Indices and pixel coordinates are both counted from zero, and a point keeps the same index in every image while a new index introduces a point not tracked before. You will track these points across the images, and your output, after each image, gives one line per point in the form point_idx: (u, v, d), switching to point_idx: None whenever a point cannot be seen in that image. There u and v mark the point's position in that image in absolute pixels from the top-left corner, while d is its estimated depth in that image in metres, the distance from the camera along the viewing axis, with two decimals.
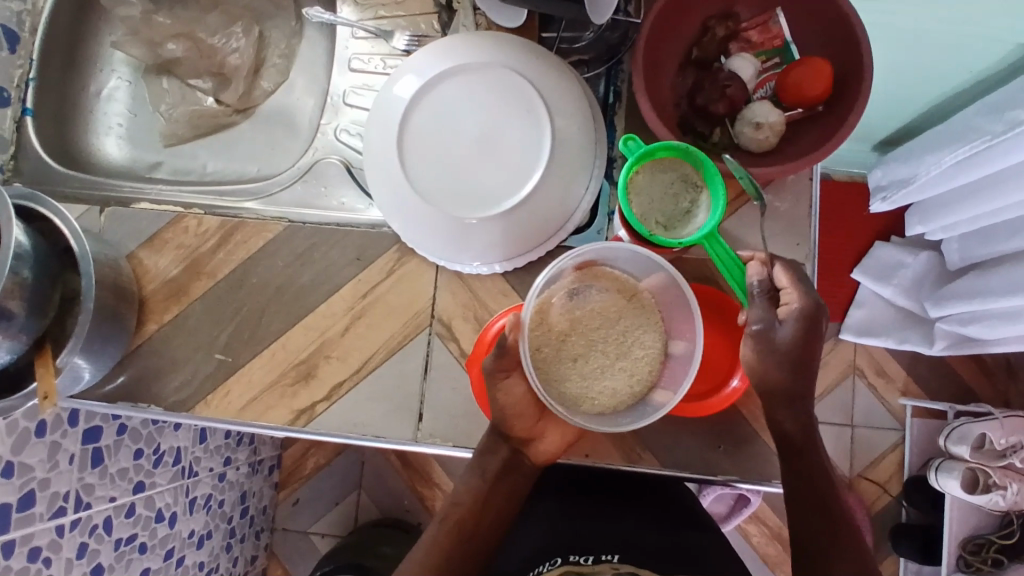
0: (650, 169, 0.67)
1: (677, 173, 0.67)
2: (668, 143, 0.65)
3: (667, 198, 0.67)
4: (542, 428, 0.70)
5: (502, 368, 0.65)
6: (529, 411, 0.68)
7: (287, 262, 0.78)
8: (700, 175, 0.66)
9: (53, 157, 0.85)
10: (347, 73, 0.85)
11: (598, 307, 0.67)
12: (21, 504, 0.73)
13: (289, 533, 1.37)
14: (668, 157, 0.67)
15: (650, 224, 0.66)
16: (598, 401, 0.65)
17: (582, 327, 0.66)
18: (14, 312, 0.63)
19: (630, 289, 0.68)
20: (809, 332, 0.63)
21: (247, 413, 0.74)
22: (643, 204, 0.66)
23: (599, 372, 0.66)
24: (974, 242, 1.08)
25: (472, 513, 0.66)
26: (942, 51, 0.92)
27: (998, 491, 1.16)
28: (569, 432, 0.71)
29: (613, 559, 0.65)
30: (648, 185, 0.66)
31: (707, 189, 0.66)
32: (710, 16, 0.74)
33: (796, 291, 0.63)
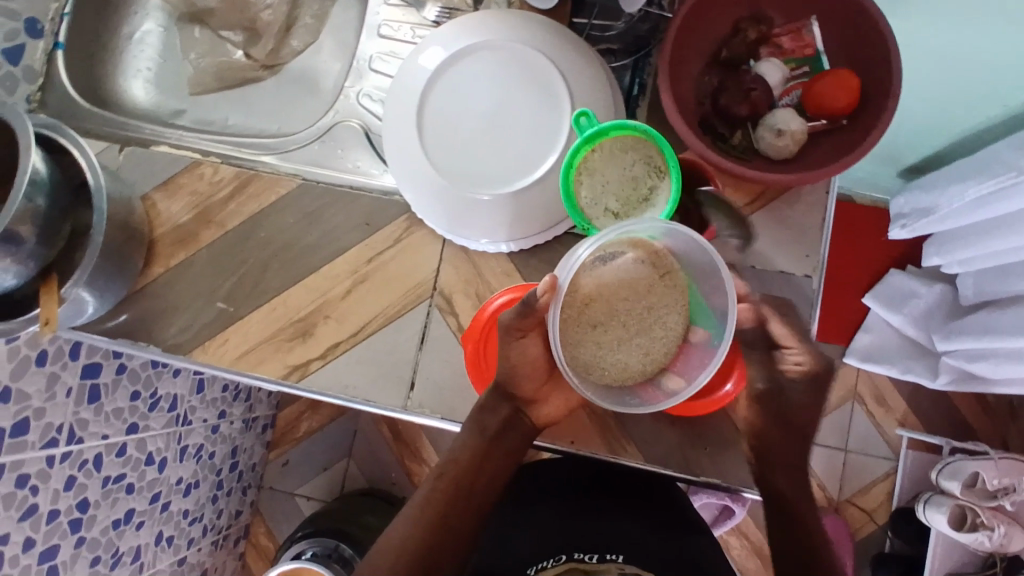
0: (610, 148, 0.66)
1: (642, 156, 0.66)
2: (619, 124, 0.65)
3: (617, 180, 0.66)
4: (547, 392, 0.70)
5: (520, 328, 0.63)
6: (539, 373, 0.68)
7: (298, 219, 0.79)
8: (663, 160, 0.65)
9: (80, 94, 0.87)
10: (375, 39, 0.87)
11: (627, 278, 0.62)
12: (14, 430, 0.74)
13: (275, 493, 1.39)
14: (629, 136, 0.66)
15: (601, 208, 0.66)
16: (605, 373, 0.63)
17: (609, 296, 0.62)
18: (24, 238, 0.64)
19: (663, 263, 0.63)
20: (813, 387, 0.68)
21: (242, 363, 0.75)
22: (596, 185, 0.66)
23: (616, 345, 0.62)
24: (990, 279, 1.06)
25: (469, 473, 0.66)
26: (979, 81, 0.91)
27: (984, 531, 1.15)
28: (574, 399, 0.72)
29: (618, 559, 0.68)
30: (605, 166, 0.66)
31: (669, 177, 0.65)
32: (741, 18, 0.73)
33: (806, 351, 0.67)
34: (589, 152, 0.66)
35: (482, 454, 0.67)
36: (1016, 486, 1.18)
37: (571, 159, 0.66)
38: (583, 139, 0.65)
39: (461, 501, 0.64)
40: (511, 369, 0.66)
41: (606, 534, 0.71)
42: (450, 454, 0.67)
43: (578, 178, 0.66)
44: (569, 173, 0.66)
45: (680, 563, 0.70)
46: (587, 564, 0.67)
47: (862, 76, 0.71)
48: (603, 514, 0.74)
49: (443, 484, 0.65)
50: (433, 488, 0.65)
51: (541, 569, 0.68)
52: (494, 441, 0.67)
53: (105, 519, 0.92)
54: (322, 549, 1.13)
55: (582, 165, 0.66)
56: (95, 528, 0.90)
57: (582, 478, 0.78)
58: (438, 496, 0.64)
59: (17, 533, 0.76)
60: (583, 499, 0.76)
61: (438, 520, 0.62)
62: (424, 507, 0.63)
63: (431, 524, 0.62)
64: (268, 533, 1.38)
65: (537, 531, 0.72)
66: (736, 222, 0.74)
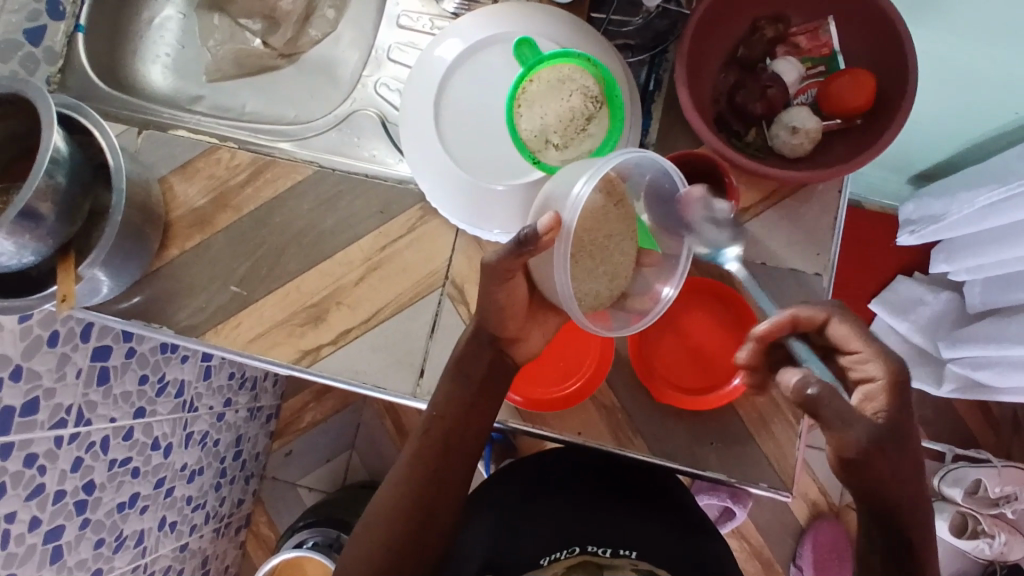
0: (547, 79, 0.68)
1: (579, 85, 0.68)
2: (559, 52, 0.66)
3: (555, 109, 0.68)
4: (528, 329, 0.67)
5: (508, 271, 0.58)
6: (521, 311, 0.64)
7: (313, 206, 0.79)
8: (600, 90, 0.68)
9: (100, 76, 0.87)
10: (394, 29, 0.88)
11: (594, 209, 0.59)
12: (25, 408, 0.75)
13: (277, 482, 1.39)
14: (567, 65, 0.68)
15: (541, 138, 0.68)
16: (586, 305, 0.61)
17: (582, 227, 0.59)
18: (45, 216, 0.64)
19: (617, 189, 0.61)
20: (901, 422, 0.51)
21: (253, 347, 0.75)
22: (537, 116, 0.68)
23: (587, 276, 0.60)
24: (997, 289, 1.06)
25: (458, 425, 0.64)
26: (991, 88, 0.91)
27: (985, 538, 1.16)
28: (551, 330, 0.69)
29: (631, 555, 0.70)
30: (544, 98, 0.68)
31: (607, 108, 0.69)
32: (760, 17, 0.73)
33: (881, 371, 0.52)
34: (527, 83, 0.68)
35: (467, 404, 0.64)
36: (1018, 495, 1.18)
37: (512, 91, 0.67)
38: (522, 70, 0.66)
39: (448, 458, 0.63)
40: (498, 310, 0.62)
41: (617, 525, 0.73)
42: (434, 409, 0.65)
43: (518, 109, 0.68)
44: (510, 105, 0.67)
45: (691, 563, 0.71)
46: (600, 557, 0.69)
47: (878, 76, 0.71)
48: (617, 508, 0.74)
49: (429, 441, 0.63)
50: (421, 446, 0.63)
51: (554, 560, 0.70)
52: (479, 389, 0.65)
53: (110, 502, 0.92)
54: (323, 538, 1.14)
55: (521, 97, 0.67)
56: (99, 510, 0.90)
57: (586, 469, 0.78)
58: (425, 457, 0.62)
59: (23, 511, 0.77)
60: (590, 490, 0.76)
61: (428, 483, 0.61)
62: (414, 468, 0.62)
63: (421, 489, 0.61)
64: (268, 523, 1.39)
65: (547, 521, 0.73)
66: (748, 219, 0.74)
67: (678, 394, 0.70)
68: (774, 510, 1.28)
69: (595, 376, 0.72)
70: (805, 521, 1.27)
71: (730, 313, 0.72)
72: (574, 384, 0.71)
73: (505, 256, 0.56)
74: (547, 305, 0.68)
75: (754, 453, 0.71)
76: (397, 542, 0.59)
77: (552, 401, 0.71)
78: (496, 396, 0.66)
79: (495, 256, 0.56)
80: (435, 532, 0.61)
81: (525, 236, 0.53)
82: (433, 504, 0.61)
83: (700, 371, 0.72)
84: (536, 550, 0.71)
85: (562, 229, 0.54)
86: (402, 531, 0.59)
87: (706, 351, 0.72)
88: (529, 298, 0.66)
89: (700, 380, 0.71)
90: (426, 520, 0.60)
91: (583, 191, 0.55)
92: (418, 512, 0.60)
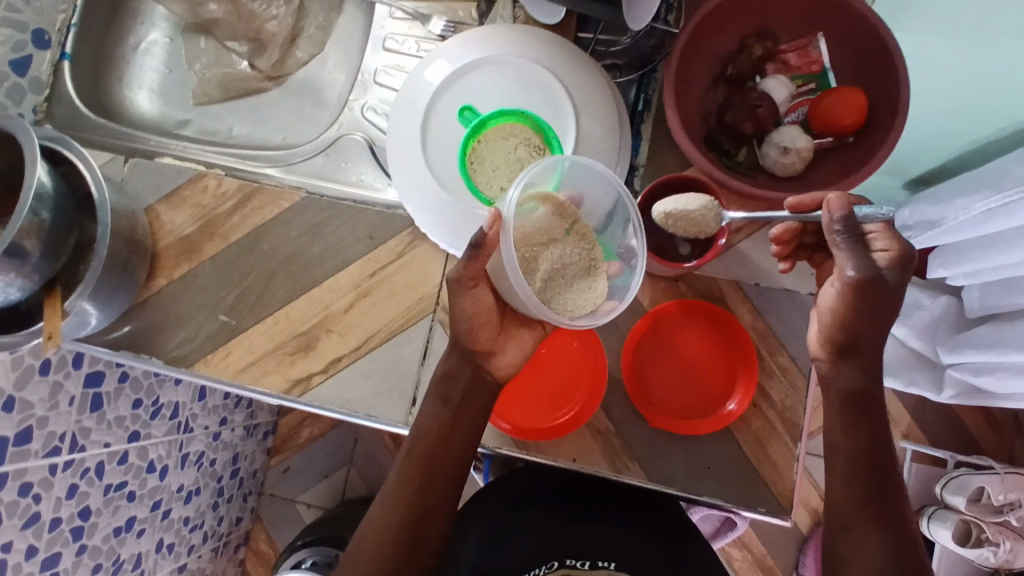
0: (492, 137, 0.69)
1: (521, 138, 0.69)
2: (497, 111, 0.67)
3: (509, 163, 0.69)
4: (503, 341, 0.66)
5: (471, 277, 0.60)
6: (493, 321, 0.64)
7: (301, 232, 0.79)
8: (540, 139, 0.69)
9: (86, 104, 0.87)
10: (381, 52, 0.88)
11: (538, 226, 0.61)
12: (18, 439, 0.74)
13: (276, 499, 1.38)
14: (507, 122, 0.69)
15: (497, 189, 0.70)
16: (555, 307, 0.60)
17: (533, 239, 0.60)
18: (30, 252, 0.63)
19: (568, 210, 0.63)
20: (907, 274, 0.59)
21: (244, 377, 0.74)
22: (489, 169, 0.70)
23: (548, 281, 0.60)
24: (996, 291, 1.05)
25: (437, 456, 0.63)
26: (984, 96, 0.90)
27: (989, 546, 1.15)
28: (527, 346, 0.67)
29: (609, 567, 0.67)
30: (492, 153, 0.69)
31: (551, 152, 0.69)
32: (748, 34, 0.73)
33: (892, 237, 0.59)
34: (476, 143, 0.69)
35: (448, 424, 0.64)
36: (1021, 502, 1.17)
37: (461, 153, 0.68)
38: (467, 133, 0.68)
39: (435, 476, 0.62)
40: (483, 329, 0.63)
41: (600, 537, 0.71)
42: (416, 428, 0.64)
43: (472, 167, 0.69)
44: (462, 165, 0.69)
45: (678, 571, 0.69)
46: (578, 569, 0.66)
47: (869, 91, 0.71)
48: (601, 525, 0.73)
49: (415, 461, 0.63)
50: (405, 465, 0.63)
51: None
52: (459, 410, 0.64)
53: (106, 528, 0.91)
54: (321, 557, 1.12)
55: (472, 156, 0.69)
56: (95, 536, 0.89)
57: (572, 487, 0.78)
58: (411, 476, 0.62)
59: (20, 541, 0.76)
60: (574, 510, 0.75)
61: (416, 497, 0.62)
62: (399, 489, 0.62)
63: (409, 506, 0.61)
64: (268, 541, 1.38)
65: (530, 536, 0.71)
66: (741, 239, 0.74)
67: (669, 418, 0.70)
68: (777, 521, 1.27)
69: (588, 402, 0.71)
70: (808, 530, 1.26)
71: (726, 335, 0.72)
72: (568, 413, 0.71)
73: (465, 263, 0.59)
74: (519, 319, 0.68)
75: (752, 475, 0.70)
76: (389, 554, 0.59)
77: (547, 429, 0.70)
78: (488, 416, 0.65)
79: (457, 266, 0.59)
80: (426, 549, 0.61)
81: (475, 239, 0.57)
82: (425, 518, 0.61)
83: (693, 393, 0.72)
84: (518, 561, 0.69)
85: (506, 227, 0.57)
86: (390, 547, 0.59)
87: (698, 367, 0.73)
88: (501, 312, 0.66)
89: (695, 404, 0.72)
90: (417, 533, 0.61)
91: (515, 194, 0.58)
92: (410, 527, 0.60)
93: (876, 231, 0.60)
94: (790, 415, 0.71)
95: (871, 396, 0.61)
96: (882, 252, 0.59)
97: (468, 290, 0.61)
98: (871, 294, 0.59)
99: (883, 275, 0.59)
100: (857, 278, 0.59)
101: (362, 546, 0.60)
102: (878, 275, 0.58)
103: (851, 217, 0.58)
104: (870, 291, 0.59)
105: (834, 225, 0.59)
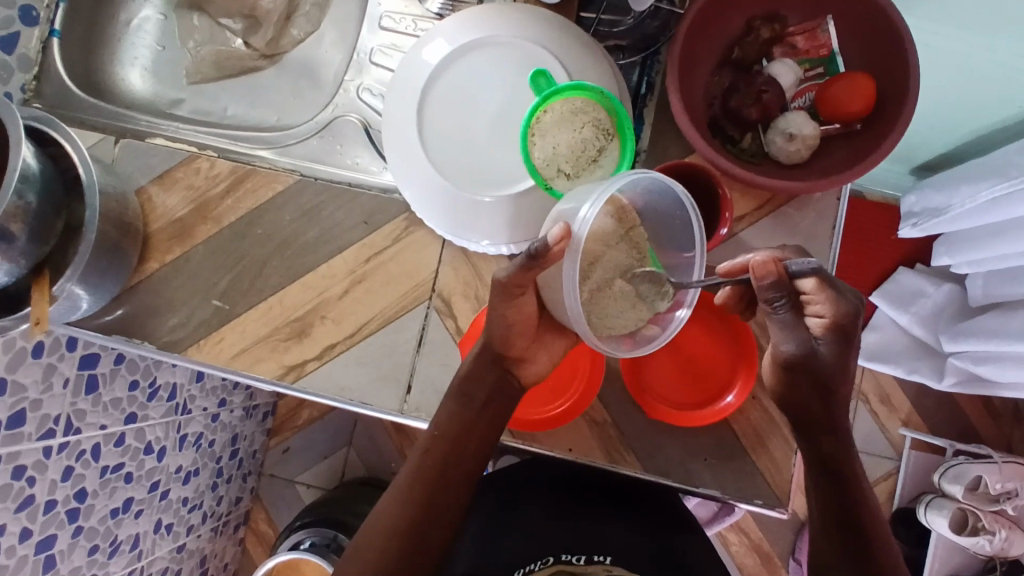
0: (560, 110, 0.66)
1: (591, 118, 0.66)
2: (575, 83, 0.64)
3: (573, 142, 0.66)
4: (534, 350, 0.67)
5: (519, 286, 0.59)
6: (529, 330, 0.65)
7: (295, 216, 0.77)
8: (612, 123, 0.66)
9: (76, 83, 0.85)
10: (378, 31, 0.86)
11: (598, 232, 0.58)
12: (10, 422, 0.73)
13: (275, 480, 1.39)
14: (580, 99, 0.66)
15: (554, 170, 0.66)
16: (601, 328, 0.58)
17: (594, 251, 0.58)
18: (16, 235, 0.62)
19: (629, 217, 0.60)
20: (842, 344, 0.58)
21: (238, 362, 0.74)
22: (549, 146, 0.65)
23: (600, 296, 0.59)
24: (999, 280, 1.03)
25: (456, 446, 0.62)
26: (995, 79, 0.88)
27: (986, 535, 1.15)
28: (557, 354, 0.69)
29: (605, 561, 0.66)
30: (557, 128, 0.65)
31: (618, 140, 0.66)
32: (755, 16, 0.70)
33: (826, 301, 0.55)
34: (541, 114, 0.66)
35: (468, 422, 0.64)
36: (1018, 491, 1.18)
37: (526, 120, 0.64)
38: (537, 101, 0.64)
39: (439, 480, 0.60)
40: None
41: (594, 534, 0.70)
42: (434, 428, 0.64)
43: (532, 139, 0.65)
44: (524, 134, 0.65)
45: (673, 565, 0.68)
46: (574, 566, 0.65)
47: (879, 76, 0.68)
48: (597, 521, 0.72)
49: (431, 459, 0.61)
50: (419, 465, 0.61)
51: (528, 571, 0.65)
52: (481, 411, 0.64)
53: (103, 509, 0.91)
54: (320, 538, 1.12)
55: (535, 127, 0.65)
56: (92, 517, 0.89)
57: (576, 480, 0.78)
58: (428, 470, 0.61)
59: (13, 524, 0.75)
60: (577, 502, 0.75)
61: (427, 498, 0.59)
62: (410, 489, 0.59)
63: (418, 508, 0.58)
64: (268, 520, 1.39)
65: (528, 529, 0.71)
66: (743, 228, 0.72)
67: (667, 408, 0.68)
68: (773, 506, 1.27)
69: (580, 393, 0.69)
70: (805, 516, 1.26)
71: (725, 328, 0.71)
72: (561, 406, 0.69)
73: (515, 271, 0.57)
74: (554, 326, 0.69)
75: (748, 467, 0.69)
76: (393, 557, 0.55)
77: (542, 421, 0.69)
78: (480, 406, 0.65)
79: (506, 272, 0.58)
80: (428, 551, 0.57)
81: (536, 249, 0.54)
82: (428, 526, 0.58)
83: (692, 387, 0.70)
84: (512, 557, 0.68)
85: (573, 241, 0.55)
86: (393, 549, 0.56)
87: (698, 361, 0.71)
88: (537, 318, 0.67)
89: (693, 396, 0.70)
90: (421, 536, 0.57)
91: (591, 212, 0.54)
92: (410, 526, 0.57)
93: (809, 293, 0.56)
94: None
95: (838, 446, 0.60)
96: (815, 318, 0.57)
97: (514, 298, 0.60)
98: (804, 371, 0.60)
99: (816, 348, 0.58)
100: (792, 354, 0.60)
101: (365, 544, 0.57)
102: (811, 352, 0.59)
103: (782, 282, 0.54)
104: (804, 368, 0.60)
105: (766, 292, 0.55)
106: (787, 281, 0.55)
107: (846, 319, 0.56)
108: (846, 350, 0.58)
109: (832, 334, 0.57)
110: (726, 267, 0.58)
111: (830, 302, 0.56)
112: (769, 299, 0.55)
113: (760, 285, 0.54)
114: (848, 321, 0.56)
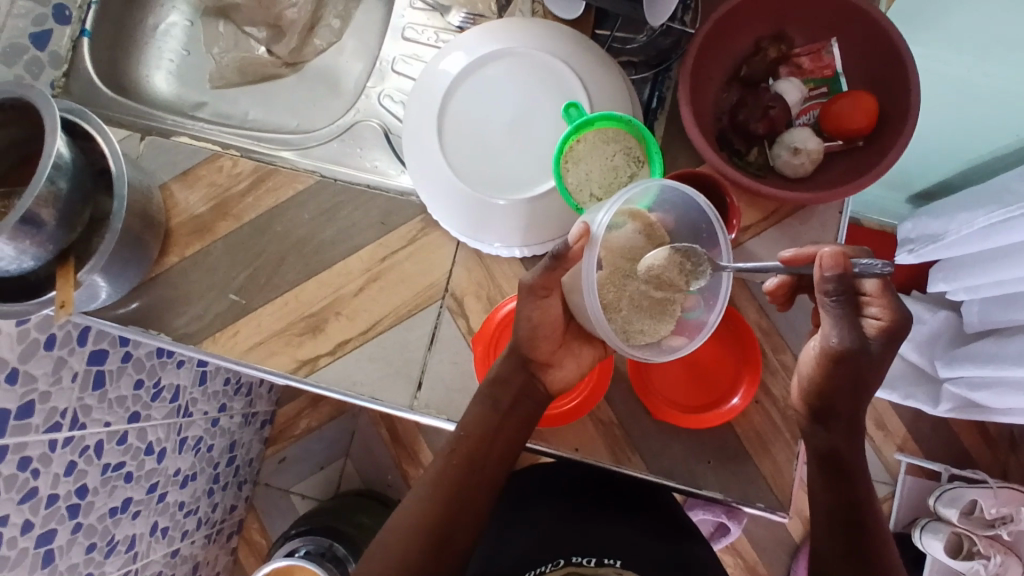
0: (592, 139, 0.69)
1: (621, 146, 0.69)
2: (607, 114, 0.67)
3: (605, 169, 0.69)
4: (561, 356, 0.68)
5: (543, 287, 0.61)
6: (556, 334, 0.66)
7: (314, 216, 0.79)
8: (642, 150, 0.69)
9: (104, 82, 0.88)
10: (399, 41, 0.89)
11: (624, 243, 0.61)
12: (20, 412, 0.74)
13: (271, 489, 1.38)
14: (612, 127, 0.69)
15: (586, 195, 0.69)
16: (622, 334, 0.60)
17: (619, 261, 0.61)
18: (44, 221, 0.64)
19: (656, 234, 0.63)
20: (893, 347, 0.57)
21: (251, 356, 0.75)
22: (582, 172, 0.69)
23: (624, 305, 0.60)
24: (996, 307, 1.05)
25: (481, 447, 0.64)
26: (990, 108, 0.91)
27: (980, 559, 1.13)
28: (585, 363, 0.70)
29: (616, 564, 0.67)
30: (590, 156, 0.69)
31: (649, 165, 0.69)
32: (763, 36, 0.74)
33: (886, 304, 0.56)
34: (574, 142, 0.69)
35: (494, 427, 0.65)
36: (1014, 516, 1.16)
37: (560, 148, 0.67)
38: (570, 130, 0.67)
39: (468, 480, 0.62)
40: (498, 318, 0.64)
41: (605, 538, 0.71)
42: (461, 429, 0.65)
43: (565, 166, 0.68)
44: (558, 161, 0.68)
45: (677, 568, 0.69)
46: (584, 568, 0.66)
47: (881, 97, 0.72)
48: (606, 523, 0.73)
49: (456, 460, 0.63)
50: (444, 466, 0.63)
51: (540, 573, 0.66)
52: (507, 415, 0.65)
53: (102, 507, 0.91)
54: (315, 547, 1.12)
55: (569, 154, 0.68)
56: (91, 515, 0.89)
57: (596, 480, 0.79)
58: (450, 473, 0.62)
59: (16, 515, 0.75)
60: (595, 505, 0.75)
61: (450, 497, 0.61)
62: (436, 487, 0.61)
63: (440, 506, 0.60)
64: (261, 530, 1.38)
65: (537, 534, 0.72)
66: (749, 237, 0.74)
67: (678, 412, 0.70)
68: (770, 527, 1.27)
69: (586, 386, 0.72)
70: (799, 538, 1.26)
71: (727, 330, 0.73)
72: (573, 400, 0.71)
73: (540, 272, 0.60)
74: (582, 335, 0.70)
75: (751, 471, 0.70)
76: (419, 555, 0.57)
77: (552, 417, 0.71)
78: (489, 404, 0.65)
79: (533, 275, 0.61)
80: (453, 551, 0.58)
81: (557, 249, 0.58)
82: (452, 525, 0.59)
83: (697, 390, 0.72)
84: (524, 555, 0.70)
85: (591, 242, 0.57)
86: (421, 546, 0.57)
87: (705, 366, 0.73)
88: (565, 327, 0.68)
89: (699, 399, 0.72)
90: (446, 537, 0.59)
91: (609, 215, 0.57)
92: (439, 527, 0.59)
93: (871, 295, 0.58)
94: (790, 415, 0.71)
95: (840, 449, 0.61)
96: (873, 319, 0.57)
97: (537, 301, 0.62)
98: (849, 365, 0.58)
99: (865, 347, 0.57)
100: (838, 347, 0.57)
101: (393, 539, 0.59)
102: (862, 346, 0.57)
103: (844, 278, 0.54)
104: (849, 362, 0.58)
105: (824, 284, 0.55)
106: (851, 281, 0.55)
107: (903, 328, 0.56)
108: (892, 355, 0.57)
109: (888, 338, 0.56)
110: (789, 254, 0.60)
111: (890, 305, 0.56)
112: (824, 293, 0.56)
113: (822, 277, 0.55)
114: (903, 331, 0.56)
